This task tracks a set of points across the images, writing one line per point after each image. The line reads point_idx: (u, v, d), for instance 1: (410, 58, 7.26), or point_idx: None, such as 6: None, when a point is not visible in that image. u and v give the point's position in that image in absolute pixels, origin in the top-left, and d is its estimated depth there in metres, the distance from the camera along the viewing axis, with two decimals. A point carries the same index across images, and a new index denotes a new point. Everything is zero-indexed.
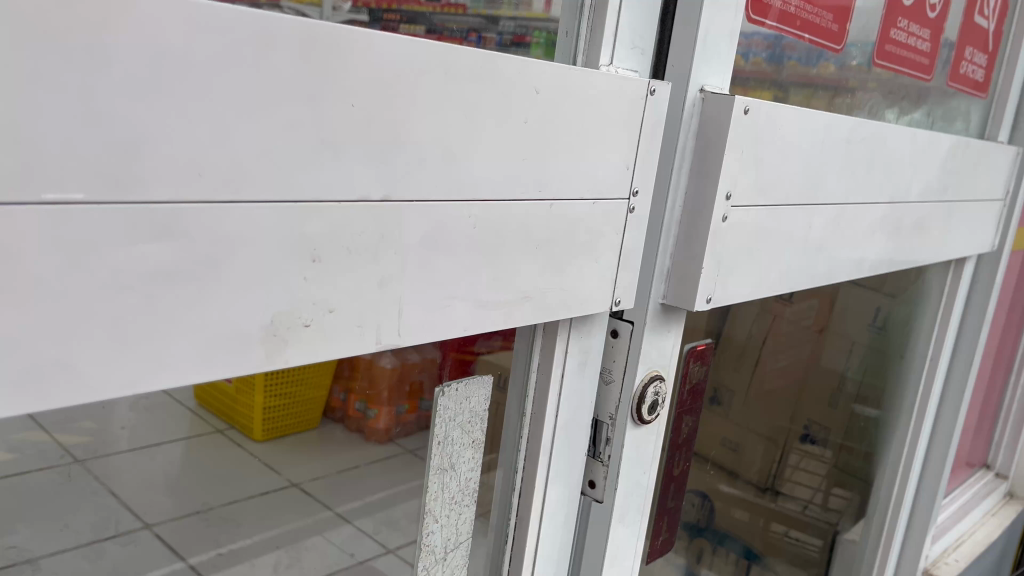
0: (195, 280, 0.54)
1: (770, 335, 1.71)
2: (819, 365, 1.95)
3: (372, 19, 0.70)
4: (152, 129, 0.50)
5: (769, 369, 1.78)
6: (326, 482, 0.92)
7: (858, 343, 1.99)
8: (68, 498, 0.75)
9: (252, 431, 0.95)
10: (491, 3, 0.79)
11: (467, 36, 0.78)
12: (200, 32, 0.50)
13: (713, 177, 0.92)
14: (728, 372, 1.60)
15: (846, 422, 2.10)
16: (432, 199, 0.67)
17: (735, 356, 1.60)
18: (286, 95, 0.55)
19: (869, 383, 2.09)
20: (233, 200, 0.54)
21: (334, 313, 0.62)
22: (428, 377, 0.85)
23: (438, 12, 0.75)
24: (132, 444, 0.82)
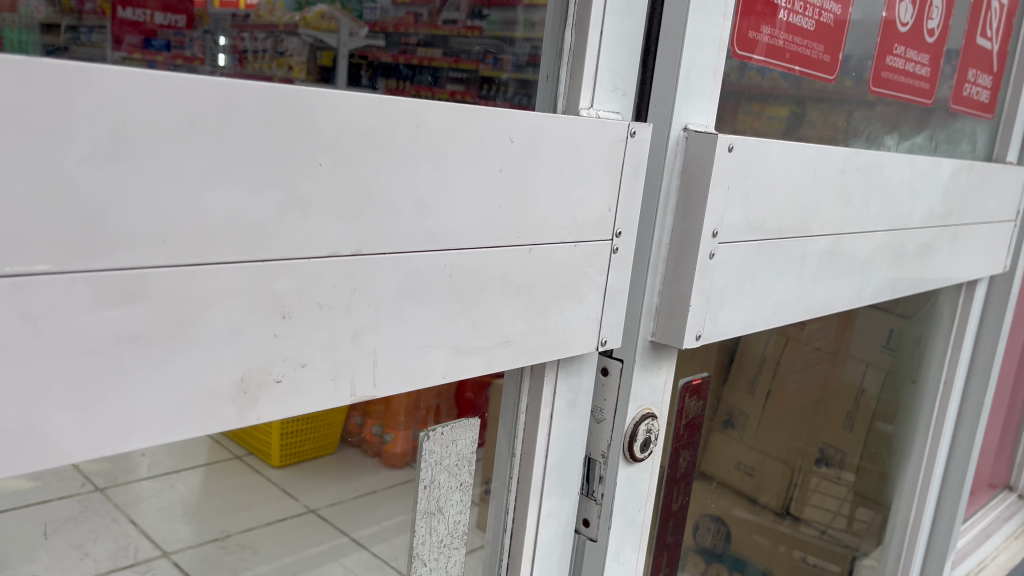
0: (163, 342, 0.54)
1: (782, 359, 1.69)
2: (834, 388, 1.92)
3: (389, 43, 0.72)
4: (117, 198, 0.50)
5: (784, 393, 1.76)
6: (344, 507, 0.84)
7: (873, 365, 1.95)
8: (85, 526, 0.67)
9: (269, 457, 0.80)
10: (508, 26, 0.82)
11: (485, 59, 0.80)
12: (163, 102, 0.51)
13: (698, 215, 0.92)
14: (739, 398, 1.58)
15: (863, 442, 2.06)
16: (405, 250, 0.67)
17: (746, 382, 1.58)
18: (252, 158, 0.56)
19: (886, 406, 2.05)
20: (201, 263, 0.55)
21: (306, 367, 0.63)
22: (444, 403, 0.86)
23: (455, 35, 0.78)
24: (152, 470, 0.72)
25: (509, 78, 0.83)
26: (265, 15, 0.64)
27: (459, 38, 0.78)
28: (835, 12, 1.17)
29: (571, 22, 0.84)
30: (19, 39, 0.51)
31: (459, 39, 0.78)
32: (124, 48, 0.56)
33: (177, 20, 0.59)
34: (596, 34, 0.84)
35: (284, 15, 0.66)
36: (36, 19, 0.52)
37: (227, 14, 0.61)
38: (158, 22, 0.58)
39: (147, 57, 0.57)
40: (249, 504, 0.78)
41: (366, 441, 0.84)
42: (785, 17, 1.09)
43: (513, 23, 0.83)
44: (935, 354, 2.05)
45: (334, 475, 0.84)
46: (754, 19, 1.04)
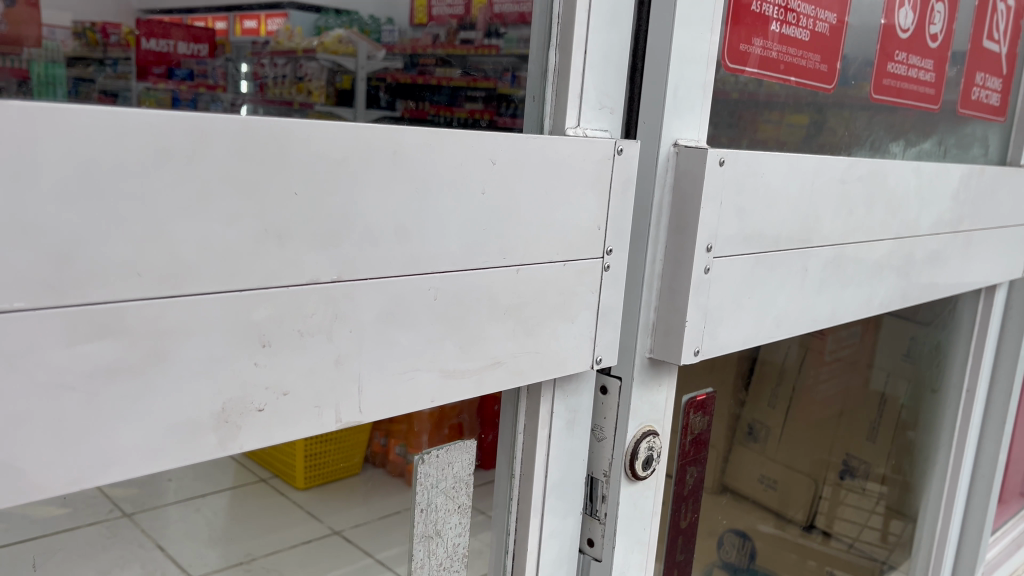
0: (140, 374, 0.55)
1: (803, 371, 1.66)
2: (856, 397, 1.89)
3: (407, 64, 0.75)
4: (88, 234, 0.51)
5: (807, 403, 1.73)
6: (363, 528, 0.97)
7: (894, 373, 1.92)
8: (117, 549, 0.81)
9: (294, 480, 1.04)
10: (524, 43, 0.85)
11: (502, 76, 0.84)
12: (131, 139, 0.52)
13: (690, 230, 0.92)
14: (760, 411, 1.56)
15: (887, 452, 2.03)
16: (387, 275, 0.68)
17: (765, 395, 1.55)
18: (223, 189, 0.56)
19: (911, 414, 2.01)
20: (176, 295, 0.55)
21: (288, 395, 0.63)
22: (465, 420, 0.89)
23: (472, 54, 0.80)
24: (178, 495, 0.93)
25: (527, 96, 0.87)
26: (284, 41, 0.66)
27: (475, 56, 0.81)
28: (830, 21, 1.17)
29: (554, 42, 0.84)
30: (47, 72, 0.54)
31: (475, 58, 0.81)
32: (150, 78, 0.59)
33: (199, 49, 0.62)
34: (579, 55, 0.85)
35: (303, 39, 0.67)
36: (62, 54, 0.55)
37: (248, 42, 0.64)
38: (181, 52, 0.61)
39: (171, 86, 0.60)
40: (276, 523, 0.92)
41: (388, 458, 0.89)
42: (778, 29, 1.09)
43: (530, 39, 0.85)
44: (957, 361, 2.01)
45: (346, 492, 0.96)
46: (744, 32, 1.04)
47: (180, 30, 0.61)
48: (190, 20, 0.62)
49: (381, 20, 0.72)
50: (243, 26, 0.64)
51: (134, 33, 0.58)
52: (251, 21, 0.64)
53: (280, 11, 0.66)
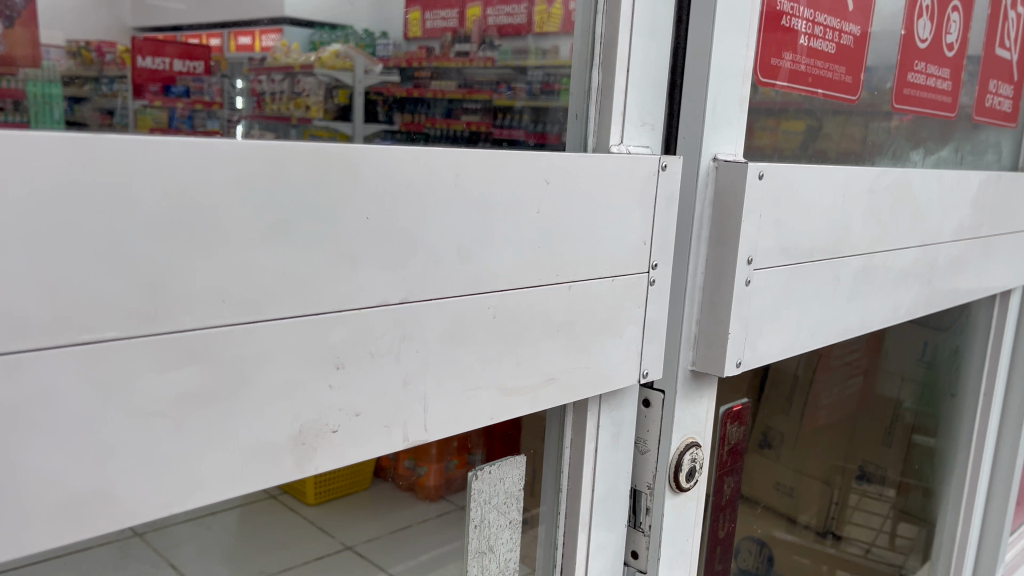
0: (224, 399, 0.56)
1: (816, 377, 1.64)
2: (870, 402, 1.86)
3: (404, 78, 0.72)
4: (176, 263, 0.52)
5: (820, 408, 1.71)
6: (381, 543, 0.88)
7: (909, 378, 1.90)
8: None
9: (303, 495, 0.85)
10: (519, 54, 0.81)
11: (497, 88, 0.79)
12: (216, 168, 0.53)
13: (732, 242, 0.93)
14: (773, 417, 1.54)
15: (902, 458, 2.00)
16: (449, 295, 0.69)
17: (778, 401, 1.54)
18: (300, 216, 0.57)
19: (926, 416, 1.99)
20: (257, 320, 0.56)
21: (360, 416, 0.64)
22: (476, 438, 0.85)
23: (467, 66, 0.77)
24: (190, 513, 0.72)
25: (523, 107, 0.82)
26: (281, 57, 0.63)
27: (471, 69, 0.77)
28: (854, 33, 1.18)
29: (597, 61, 0.86)
30: (44, 92, 0.52)
31: (470, 70, 0.77)
32: (145, 96, 0.56)
33: (194, 66, 0.59)
34: (622, 73, 0.86)
35: (300, 56, 0.64)
36: (58, 73, 0.52)
37: (244, 58, 0.60)
38: (176, 69, 0.58)
39: (168, 104, 0.57)
40: (282, 548, 0.82)
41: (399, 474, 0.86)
42: (806, 43, 1.10)
43: (524, 51, 0.81)
44: (974, 366, 2.03)
45: (367, 505, 0.87)
46: (775, 47, 1.05)
47: (173, 47, 0.58)
48: (184, 36, 0.58)
49: (375, 34, 0.70)
50: (238, 42, 0.61)
51: (129, 51, 0.55)
52: (245, 37, 0.61)
53: (274, 27, 0.63)
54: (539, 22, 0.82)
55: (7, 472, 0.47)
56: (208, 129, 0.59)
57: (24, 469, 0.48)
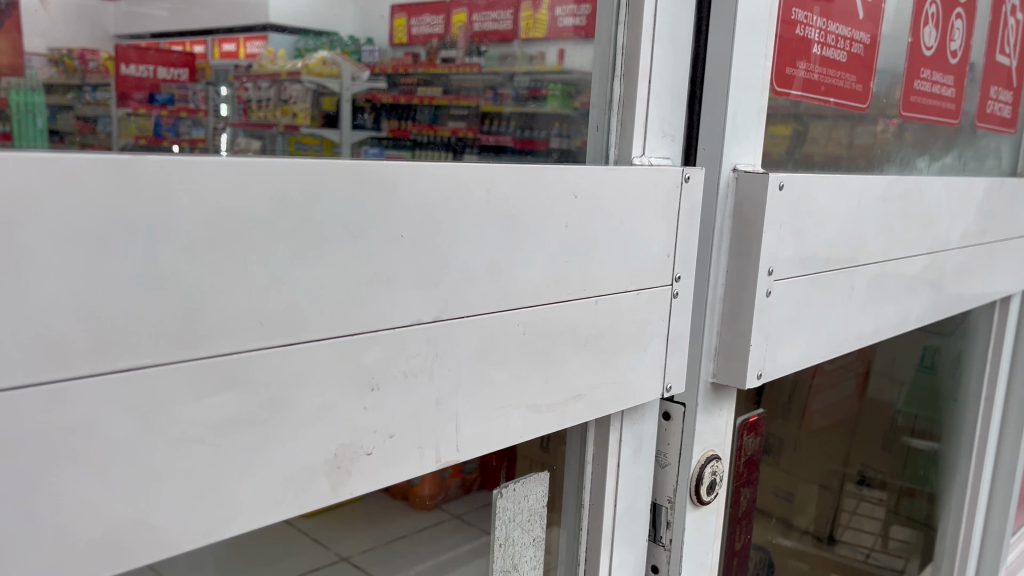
0: (261, 424, 0.54)
1: (819, 375, 1.46)
2: (868, 403, 1.70)
3: (390, 84, 0.67)
4: (215, 286, 0.51)
5: (823, 409, 1.52)
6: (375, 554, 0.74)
7: (905, 379, 1.79)
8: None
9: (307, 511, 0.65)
10: (506, 59, 0.76)
11: (485, 94, 0.74)
12: (254, 188, 0.51)
13: (754, 254, 0.92)
14: (792, 422, 1.43)
15: (898, 458, 1.89)
16: (481, 312, 0.67)
17: (798, 404, 1.42)
18: (335, 235, 0.56)
19: (923, 417, 1.92)
20: (294, 342, 0.55)
21: (394, 437, 0.62)
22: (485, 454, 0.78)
23: (454, 72, 0.72)
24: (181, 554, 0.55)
25: (511, 113, 0.77)
26: (267, 64, 0.59)
27: (458, 75, 0.72)
28: (864, 42, 1.18)
29: (619, 72, 0.85)
30: (25, 100, 0.49)
31: (458, 76, 0.72)
32: (129, 104, 0.53)
33: (180, 74, 0.55)
34: (644, 84, 0.86)
35: (286, 62, 0.60)
36: (40, 81, 0.49)
37: (229, 66, 0.57)
38: (162, 76, 0.54)
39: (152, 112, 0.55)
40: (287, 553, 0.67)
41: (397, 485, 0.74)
42: (819, 51, 1.10)
43: (511, 57, 0.76)
44: (974, 371, 2.03)
45: (365, 523, 0.72)
46: (790, 56, 1.05)
47: (156, 54, 0.54)
48: (167, 44, 0.55)
49: (360, 40, 0.65)
50: (223, 48, 0.57)
51: (112, 58, 0.52)
52: (230, 43, 0.58)
53: (259, 32, 0.59)
54: (526, 28, 0.77)
55: (48, 505, 0.46)
56: (193, 137, 0.56)
57: (64, 501, 0.46)
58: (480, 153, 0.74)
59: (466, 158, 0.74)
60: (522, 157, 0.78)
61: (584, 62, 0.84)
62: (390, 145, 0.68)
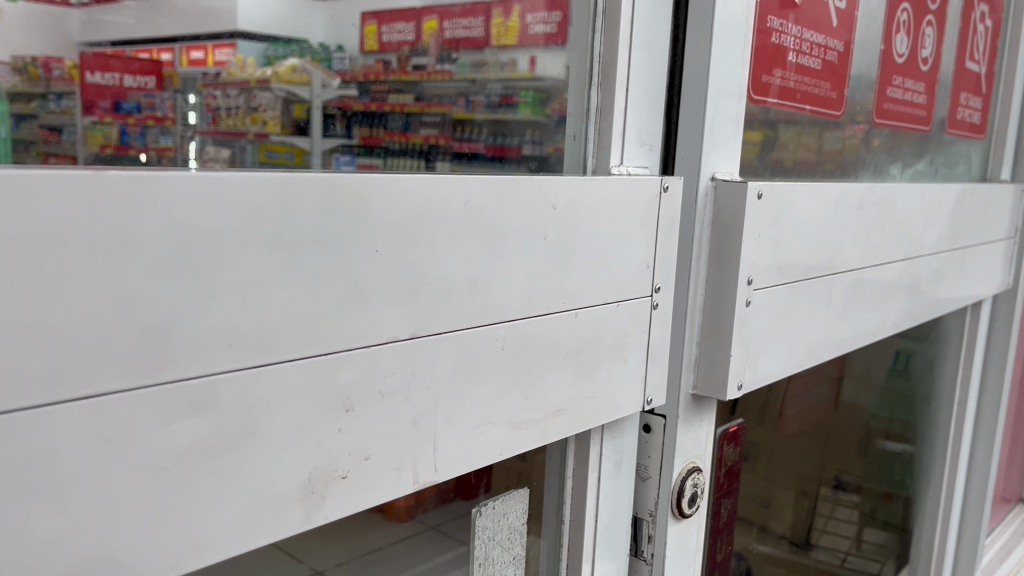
0: (232, 449, 0.52)
1: (793, 379, 1.45)
2: (841, 409, 1.69)
3: (361, 92, 0.66)
4: (182, 306, 0.48)
5: (797, 413, 1.50)
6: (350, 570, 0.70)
7: (877, 384, 1.79)
8: None
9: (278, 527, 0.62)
10: (478, 66, 0.75)
11: (456, 101, 0.73)
12: (222, 203, 0.49)
13: (733, 264, 0.92)
14: (770, 427, 1.43)
15: (872, 461, 1.89)
16: (459, 327, 0.65)
17: (776, 410, 1.42)
18: (308, 251, 0.54)
19: (897, 420, 1.93)
20: (266, 363, 0.53)
21: (369, 459, 0.60)
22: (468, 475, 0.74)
23: (426, 79, 0.70)
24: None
25: (484, 120, 0.76)
26: (236, 72, 0.58)
27: (431, 82, 0.71)
28: (838, 49, 1.18)
29: (596, 81, 0.84)
30: None
31: (430, 84, 0.70)
32: (95, 112, 0.52)
33: (146, 81, 0.53)
34: (621, 93, 0.85)
35: (256, 70, 0.59)
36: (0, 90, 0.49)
37: (198, 73, 0.56)
38: (128, 85, 0.53)
39: (118, 121, 0.53)
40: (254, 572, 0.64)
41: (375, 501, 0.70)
42: (794, 59, 1.10)
43: (483, 64, 0.75)
44: (947, 376, 2.05)
45: (345, 536, 0.68)
46: (766, 64, 1.04)
47: (121, 61, 0.53)
48: (133, 51, 0.54)
49: (331, 47, 0.64)
50: (191, 56, 0.56)
51: (77, 67, 0.51)
52: (198, 51, 0.56)
53: (228, 40, 0.58)
54: (497, 36, 0.76)
55: (4, 542, 0.43)
56: (161, 145, 0.55)
57: (21, 538, 0.44)
58: (452, 160, 0.74)
59: (438, 165, 0.73)
60: (495, 166, 0.76)
61: (555, 70, 0.82)
62: (361, 152, 0.67)
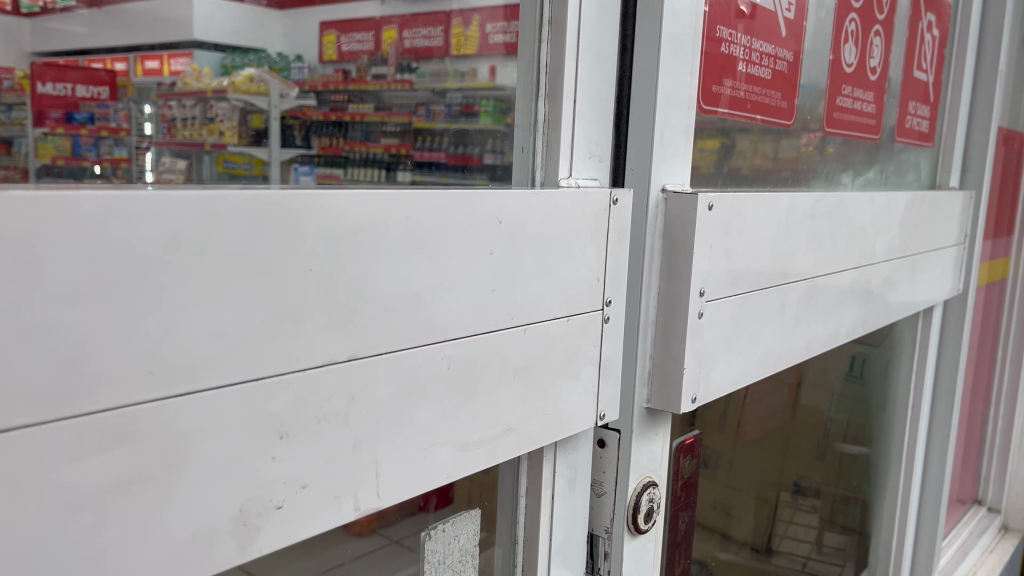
0: (155, 483, 0.49)
1: (751, 387, 1.45)
2: (800, 415, 1.70)
3: None
4: (97, 332, 0.45)
5: (755, 420, 1.50)
6: None
7: (833, 390, 1.80)
8: None
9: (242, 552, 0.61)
10: None
11: None
12: (140, 223, 0.47)
13: (684, 276, 0.91)
14: (729, 435, 1.43)
15: (830, 467, 1.90)
16: (401, 347, 0.63)
17: (734, 419, 1.42)
18: (237, 272, 0.52)
19: (855, 423, 1.94)
20: (192, 391, 0.50)
21: (307, 488, 0.58)
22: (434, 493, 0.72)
23: None
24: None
25: None
26: (190, 82, 0.76)
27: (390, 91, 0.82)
28: (788, 59, 1.18)
29: (543, 92, 0.83)
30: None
31: (389, 93, 0.82)
32: (46, 122, 0.67)
33: (99, 92, 0.70)
34: (568, 104, 0.83)
35: (212, 81, 0.76)
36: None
37: (150, 84, 0.74)
38: (79, 94, 0.70)
39: (70, 131, 0.69)
40: None
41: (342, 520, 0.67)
42: (744, 69, 1.09)
43: None
44: (902, 381, 2.07)
45: (296, 554, 0.67)
46: (716, 74, 1.04)
47: (74, 72, 0.69)
48: (86, 62, 0.69)
49: (288, 58, 0.77)
50: (145, 66, 0.72)
51: (27, 78, 0.66)
52: (151, 62, 0.72)
53: (182, 52, 0.73)
54: None
55: None
56: (113, 155, 0.71)
57: None
58: None
59: (398, 175, 0.80)
60: (456, 174, 0.80)
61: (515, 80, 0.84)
62: (320, 164, 0.80)
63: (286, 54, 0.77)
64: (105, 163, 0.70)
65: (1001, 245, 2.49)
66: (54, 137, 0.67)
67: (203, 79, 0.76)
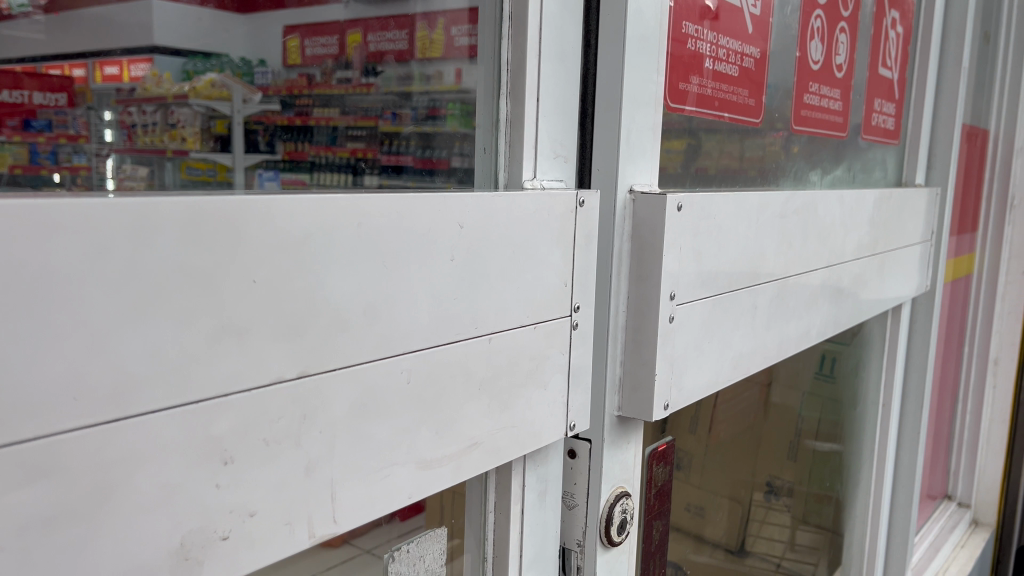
0: (82, 518, 0.45)
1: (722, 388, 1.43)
2: (772, 415, 1.68)
3: None
4: (13, 355, 0.41)
5: (728, 420, 1.48)
6: None
7: (804, 389, 1.79)
8: None
9: None
10: None
11: None
12: (61, 234, 0.42)
13: (654, 279, 0.88)
14: (702, 438, 1.41)
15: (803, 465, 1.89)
16: (356, 362, 0.59)
17: (706, 422, 1.39)
18: (172, 286, 0.47)
19: (827, 421, 1.93)
20: (125, 417, 0.46)
21: (255, 516, 0.54)
22: None
23: None
24: None
25: None
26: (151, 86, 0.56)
27: (355, 96, 0.68)
28: (754, 56, 1.16)
29: (505, 90, 0.80)
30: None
31: None
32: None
33: (57, 99, 0.53)
34: (531, 102, 0.80)
35: (172, 85, 0.57)
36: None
37: (110, 89, 0.55)
38: (37, 102, 0.52)
39: (26, 139, 0.51)
40: None
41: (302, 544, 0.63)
42: (711, 66, 1.07)
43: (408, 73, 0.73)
44: (872, 378, 2.07)
45: None
46: (683, 71, 1.01)
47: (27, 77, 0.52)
48: (43, 67, 0.53)
49: None
50: (104, 71, 0.55)
51: None
52: (111, 67, 0.55)
53: (144, 55, 0.57)
54: None
55: None
56: (74, 164, 0.53)
57: None
58: (380, 173, 0.71)
59: (367, 179, 0.70)
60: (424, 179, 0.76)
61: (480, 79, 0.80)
62: (286, 168, 0.63)
63: (248, 58, 0.61)
64: (62, 171, 0.52)
65: (966, 241, 2.50)
66: (9, 143, 0.51)
67: (163, 85, 0.57)
